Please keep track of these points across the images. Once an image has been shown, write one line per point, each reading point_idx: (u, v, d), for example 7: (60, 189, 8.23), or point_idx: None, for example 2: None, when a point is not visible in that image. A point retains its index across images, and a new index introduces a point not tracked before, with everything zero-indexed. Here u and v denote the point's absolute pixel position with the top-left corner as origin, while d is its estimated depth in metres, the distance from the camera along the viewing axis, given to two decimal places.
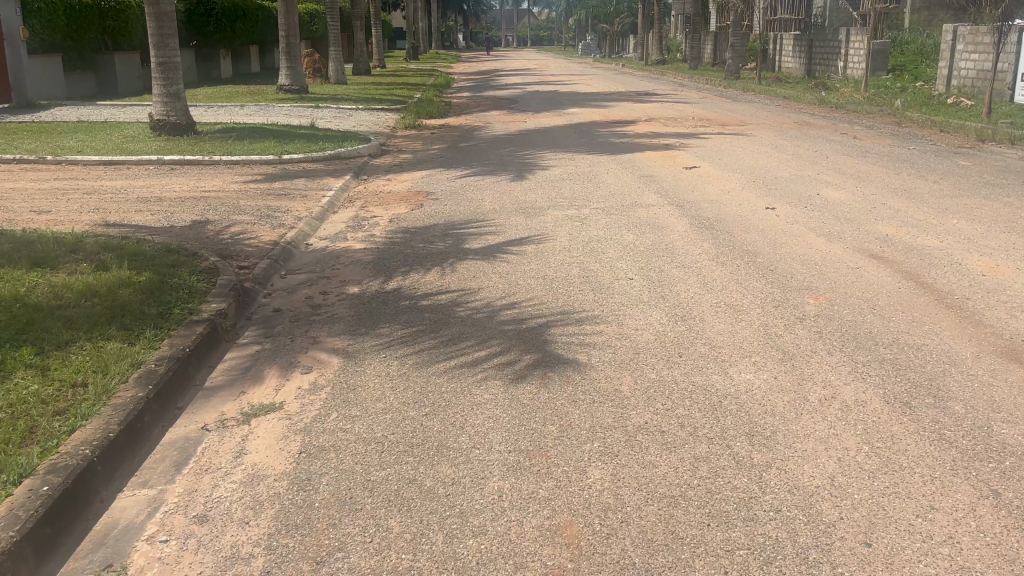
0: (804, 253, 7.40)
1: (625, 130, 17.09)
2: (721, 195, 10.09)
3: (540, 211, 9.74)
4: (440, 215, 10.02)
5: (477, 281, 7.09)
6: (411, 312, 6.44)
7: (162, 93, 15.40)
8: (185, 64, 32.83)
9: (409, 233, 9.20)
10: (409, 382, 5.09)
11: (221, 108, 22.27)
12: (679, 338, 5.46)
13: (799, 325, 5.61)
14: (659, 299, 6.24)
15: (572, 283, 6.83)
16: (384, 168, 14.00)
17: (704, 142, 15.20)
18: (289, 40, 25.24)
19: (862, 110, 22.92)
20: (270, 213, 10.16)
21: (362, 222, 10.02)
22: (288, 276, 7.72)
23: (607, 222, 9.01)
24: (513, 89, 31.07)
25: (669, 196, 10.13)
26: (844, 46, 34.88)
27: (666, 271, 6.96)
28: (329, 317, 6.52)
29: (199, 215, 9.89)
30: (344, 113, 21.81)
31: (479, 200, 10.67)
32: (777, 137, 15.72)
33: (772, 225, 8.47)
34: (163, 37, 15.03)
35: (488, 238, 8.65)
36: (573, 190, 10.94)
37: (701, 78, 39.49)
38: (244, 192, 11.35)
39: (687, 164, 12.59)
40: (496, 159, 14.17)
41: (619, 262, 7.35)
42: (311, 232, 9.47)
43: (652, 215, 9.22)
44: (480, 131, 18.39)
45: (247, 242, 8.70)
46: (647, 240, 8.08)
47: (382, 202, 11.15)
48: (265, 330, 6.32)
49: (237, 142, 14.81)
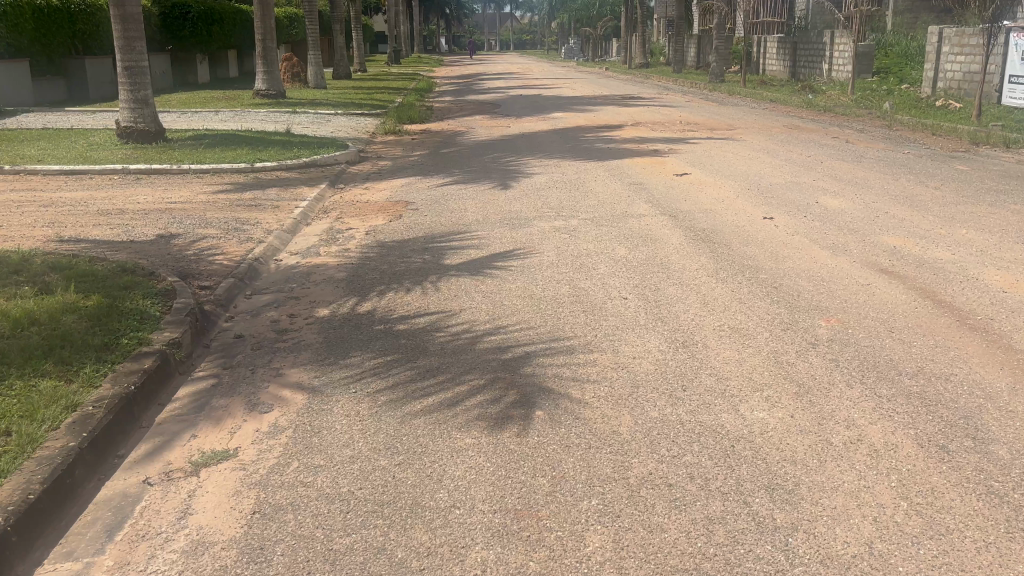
0: (808, 267, 6.89)
1: (612, 135, 16.62)
2: (716, 203, 9.61)
3: (525, 222, 9.21)
4: (420, 227, 9.46)
5: (458, 302, 6.54)
6: (386, 338, 5.89)
7: (129, 99, 14.77)
8: (160, 69, 32.13)
9: (386, 247, 8.65)
10: (382, 423, 4.54)
11: (195, 114, 21.63)
12: (682, 368, 4.92)
13: (812, 351, 5.09)
14: (656, 322, 5.72)
15: (562, 304, 6.30)
16: (362, 176, 13.45)
17: (693, 146, 14.74)
18: (265, 43, 24.62)
19: (851, 113, 22.52)
20: (238, 226, 9.58)
21: (336, 234, 9.45)
22: (253, 297, 7.15)
23: (597, 234, 8.49)
24: (496, 93, 30.56)
25: (661, 205, 9.62)
26: (829, 49, 34.58)
27: (663, 289, 6.44)
28: (295, 345, 5.96)
29: (161, 229, 9.30)
30: (322, 118, 21.22)
31: (461, 210, 10.13)
32: (768, 142, 15.25)
33: (771, 236, 7.97)
34: (129, 40, 14.40)
35: (470, 252, 8.11)
36: (560, 198, 10.43)
37: (686, 82, 39.14)
38: (212, 203, 10.76)
39: (677, 170, 12.11)
40: (478, 166, 13.65)
41: (610, 279, 6.83)
42: (281, 247, 8.89)
43: (644, 226, 8.70)
44: (462, 137, 17.84)
45: (211, 258, 8.12)
46: (640, 254, 7.55)
47: (359, 213, 10.60)
48: (224, 360, 5.75)
49: (208, 150, 14.21)
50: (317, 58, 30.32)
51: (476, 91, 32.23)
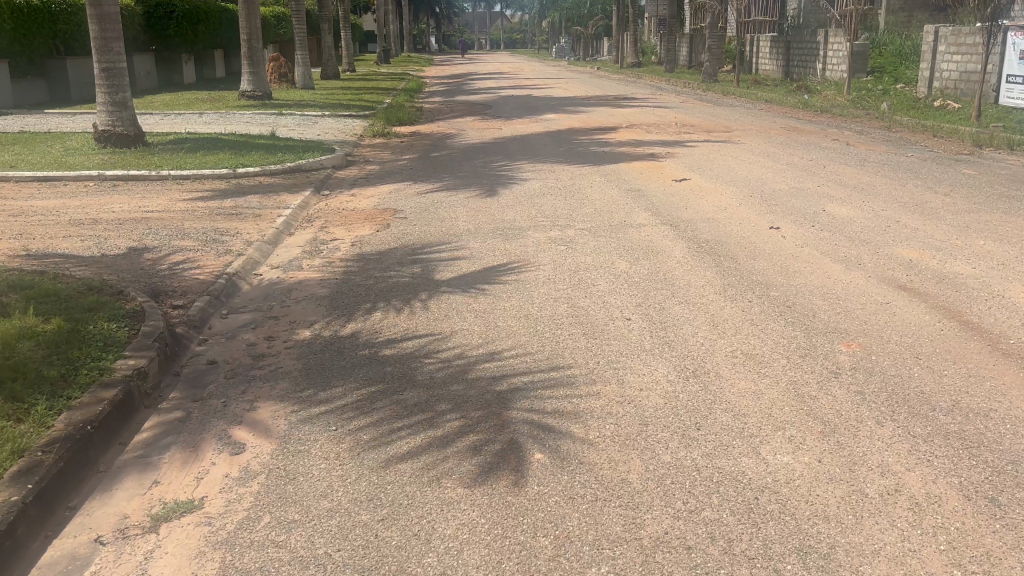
0: (821, 284, 6.48)
1: (606, 138, 16.22)
2: (718, 211, 9.20)
3: (519, 233, 8.77)
4: (408, 238, 9.01)
5: (448, 323, 6.11)
6: (371, 365, 5.44)
7: (107, 102, 14.26)
8: (145, 70, 31.58)
9: (372, 258, 8.21)
10: (365, 468, 4.10)
11: (179, 116, 21.11)
12: (694, 402, 4.49)
13: (834, 382, 4.67)
14: (663, 347, 5.29)
15: (560, 327, 5.86)
16: (349, 181, 12.99)
17: (691, 150, 14.32)
18: (251, 43, 24.12)
19: (849, 114, 22.15)
20: (216, 237, 9.11)
21: (321, 245, 8.99)
22: (229, 317, 6.69)
23: (596, 245, 8.06)
24: (487, 94, 30.09)
25: (661, 214, 9.20)
26: (823, 48, 34.24)
27: (669, 310, 6.01)
28: (272, 373, 5.50)
29: (135, 240, 8.83)
30: (309, 120, 20.72)
31: (451, 220, 9.69)
32: (767, 145, 14.85)
33: (779, 248, 7.55)
34: (107, 40, 13.88)
35: (461, 265, 7.66)
36: (555, 206, 10.00)
37: (679, 82, 38.75)
38: (191, 212, 10.28)
39: (676, 175, 11.71)
40: (469, 170, 13.21)
41: (611, 297, 6.40)
42: (261, 260, 8.44)
43: (645, 237, 8.27)
44: (452, 140, 17.41)
45: (186, 274, 7.65)
46: (642, 268, 7.12)
47: (345, 221, 10.16)
48: (195, 391, 5.29)
49: (189, 154, 13.72)
50: (305, 58, 29.79)
51: (466, 92, 31.77)
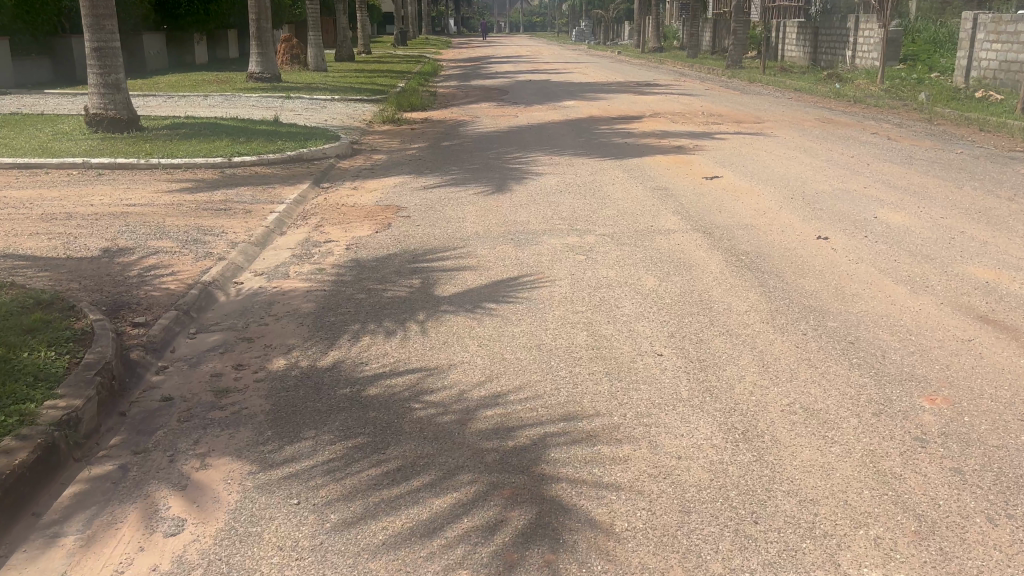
0: (886, 311, 5.53)
1: (629, 128, 15.24)
2: (756, 216, 8.24)
3: (533, 238, 7.84)
4: (409, 241, 8.09)
5: (447, 354, 5.19)
6: (352, 410, 4.53)
7: (99, 83, 13.39)
8: (154, 50, 30.72)
9: (367, 265, 7.29)
10: (327, 568, 3.20)
11: (183, 98, 20.25)
12: (749, 481, 3.57)
13: (925, 454, 3.73)
14: (704, 397, 4.36)
15: (578, 361, 4.93)
16: (353, 173, 12.10)
17: (721, 142, 13.33)
18: (260, 23, 23.18)
19: (884, 105, 20.99)
20: (198, 237, 8.23)
21: (313, 248, 8.09)
22: (196, 338, 5.79)
23: (620, 255, 7.13)
24: (504, 78, 29.07)
25: (692, 218, 8.25)
26: (853, 34, 32.93)
27: (707, 343, 5.09)
28: (234, 416, 4.60)
29: (108, 240, 7.97)
30: (317, 104, 19.82)
31: (459, 220, 8.76)
32: (802, 138, 13.80)
33: (831, 264, 6.60)
34: (98, 18, 13.05)
35: (465, 278, 6.73)
36: (574, 206, 9.07)
37: (703, 68, 37.58)
38: (177, 207, 9.41)
39: (706, 171, 10.76)
40: (481, 163, 12.27)
41: (640, 323, 5.47)
42: (245, 264, 7.54)
43: (674, 246, 7.33)
44: (466, 127, 16.47)
45: (154, 282, 6.76)
46: (674, 286, 6.20)
47: (343, 220, 9.26)
48: (139, 438, 4.38)
49: (183, 140, 12.85)
50: (318, 39, 28.84)
51: (484, 76, 30.78)
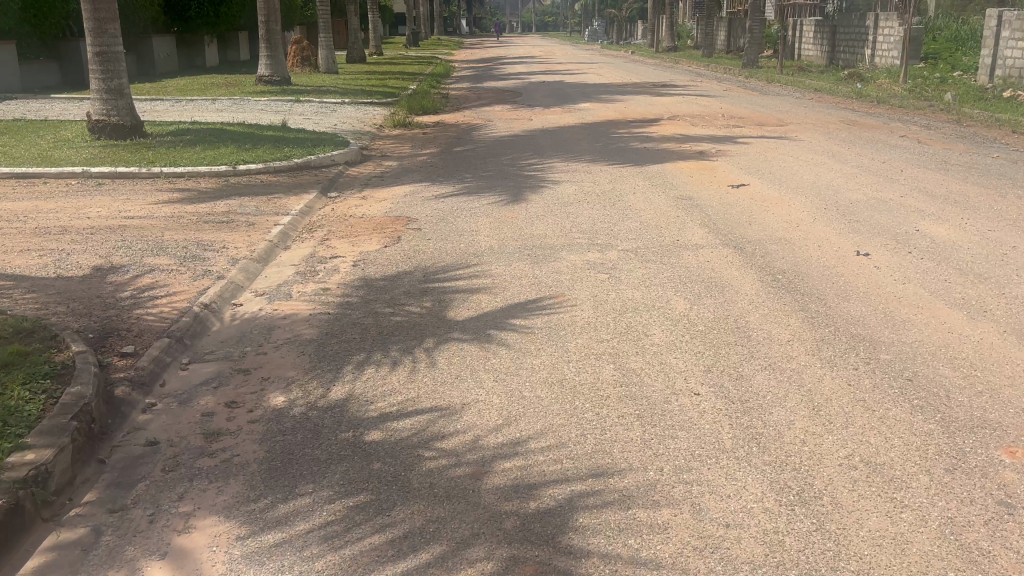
0: (944, 341, 5.01)
1: (648, 131, 14.73)
2: (790, 230, 7.74)
3: (551, 254, 7.36)
4: (419, 257, 7.61)
5: (461, 391, 4.71)
6: (354, 459, 4.06)
7: (101, 89, 12.99)
8: (164, 52, 30.41)
9: (375, 284, 6.83)
10: None
11: (190, 102, 19.89)
12: (812, 557, 3.08)
13: (1014, 524, 3.22)
14: (750, 448, 3.88)
15: (606, 401, 4.45)
16: (362, 181, 11.65)
17: (744, 147, 12.81)
18: (269, 25, 22.81)
19: (908, 105, 20.37)
20: (197, 253, 7.79)
21: (318, 264, 7.63)
22: (188, 370, 5.33)
23: (646, 274, 6.64)
24: (518, 79, 28.59)
25: (721, 231, 7.74)
26: (872, 32, 32.26)
27: (748, 380, 4.61)
28: (223, 465, 4.13)
29: (103, 256, 7.55)
30: (327, 108, 19.41)
31: (472, 234, 8.29)
32: (829, 142, 13.25)
33: (876, 285, 6.08)
34: (100, 21, 12.65)
35: (479, 300, 6.24)
36: (593, 217, 8.59)
37: (718, 68, 37.02)
38: (177, 219, 8.98)
39: (732, 179, 10.24)
40: (495, 170, 11.79)
41: (672, 355, 4.99)
42: (245, 284, 7.09)
43: (704, 263, 6.83)
44: (478, 131, 16.00)
45: (147, 305, 6.32)
46: (706, 310, 5.71)
47: (350, 232, 8.82)
48: (117, 491, 3.93)
49: (187, 147, 12.44)
50: (328, 41, 28.45)
51: (496, 77, 30.36)
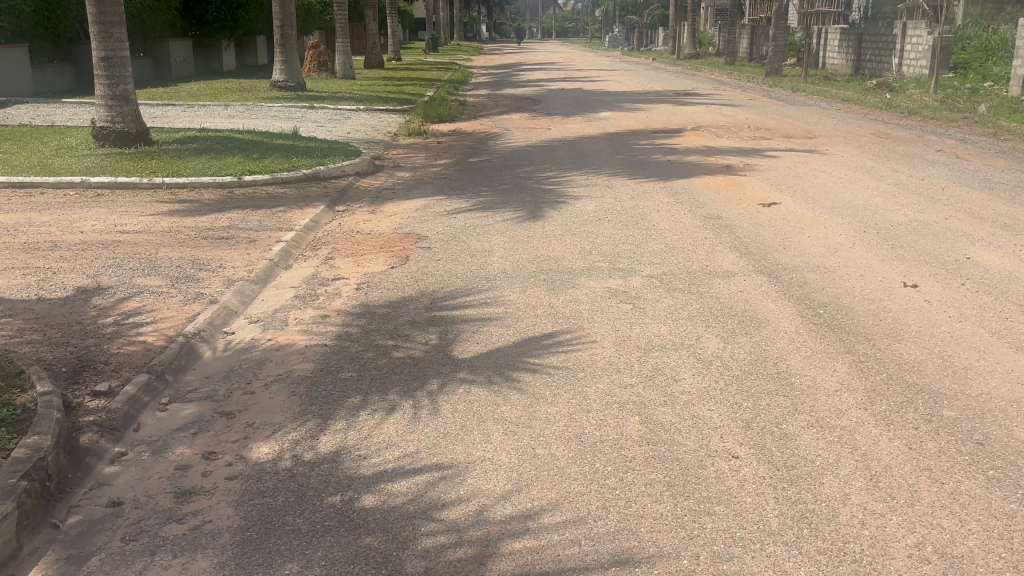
0: (1016, 394, 4.44)
1: (672, 143, 14.16)
2: (828, 256, 7.17)
3: (570, 280, 6.82)
4: (428, 280, 7.09)
5: (466, 446, 4.16)
6: (340, 531, 3.52)
7: (106, 94, 12.59)
8: (180, 56, 30.17)
9: (377, 312, 6.31)
10: None
11: (202, 108, 19.53)
12: None
13: None
14: (801, 531, 3.33)
15: (631, 464, 3.90)
16: (372, 193, 11.16)
17: (772, 161, 12.22)
18: (284, 30, 22.48)
19: (940, 117, 19.67)
20: (191, 273, 7.31)
21: (319, 287, 7.13)
22: (167, 413, 4.82)
23: (673, 305, 6.08)
24: (536, 86, 28.06)
25: (753, 256, 7.17)
26: (899, 41, 31.50)
27: (794, 440, 4.05)
28: (192, 534, 3.61)
29: (91, 275, 7.09)
30: (340, 115, 18.99)
31: (484, 255, 7.76)
32: (862, 157, 12.64)
33: (929, 323, 5.50)
34: (106, 25, 12.28)
35: (489, 333, 5.70)
36: (615, 238, 8.05)
37: (742, 76, 36.33)
38: (174, 235, 8.52)
39: (762, 196, 9.67)
40: (512, 183, 11.27)
41: (705, 405, 4.43)
42: (240, 309, 6.59)
43: (736, 293, 6.27)
44: (495, 141, 15.49)
45: (129, 333, 5.83)
46: (741, 350, 5.15)
47: (356, 250, 8.32)
48: (67, 568, 3.41)
49: (192, 156, 12.00)
50: (345, 46, 28.13)
51: (515, 84, 29.86)
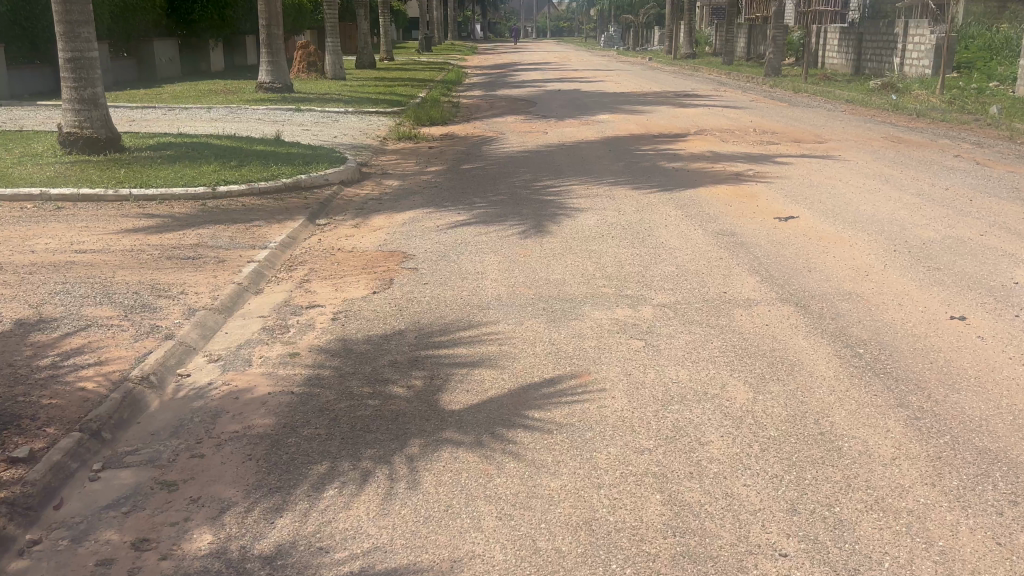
0: None
1: (676, 148, 13.43)
2: (860, 280, 6.43)
3: (573, 309, 6.08)
4: (413, 309, 6.33)
5: (450, 538, 3.40)
6: None
7: (73, 98, 11.81)
8: (166, 57, 29.31)
9: (354, 350, 5.55)
10: None
11: (184, 111, 18.77)
12: None
13: None
14: None
15: (655, 565, 3.15)
16: (357, 204, 10.41)
17: (784, 168, 11.50)
18: (271, 30, 21.72)
19: (951, 119, 18.96)
20: (149, 301, 6.55)
21: (290, 317, 6.37)
22: (97, 484, 4.06)
23: (691, 341, 5.33)
24: (533, 88, 27.30)
25: (775, 281, 6.44)
26: (902, 40, 30.80)
27: (853, 530, 3.30)
28: None
29: (35, 305, 6.33)
30: (328, 119, 18.21)
31: (476, 278, 7.00)
32: (877, 163, 11.93)
33: (988, 367, 4.75)
34: (73, 25, 11.50)
35: (481, 379, 4.92)
36: (622, 258, 7.31)
37: (742, 76, 35.66)
38: (135, 254, 7.74)
39: (777, 208, 8.97)
40: (507, 193, 10.52)
41: (740, 481, 3.68)
42: (199, 345, 5.82)
43: (761, 326, 5.54)
44: (490, 146, 14.76)
45: (65, 380, 5.06)
46: (775, 404, 4.41)
47: (336, 271, 7.57)
48: None
49: (165, 164, 11.24)
50: (335, 46, 27.36)
51: (511, 84, 29.14)
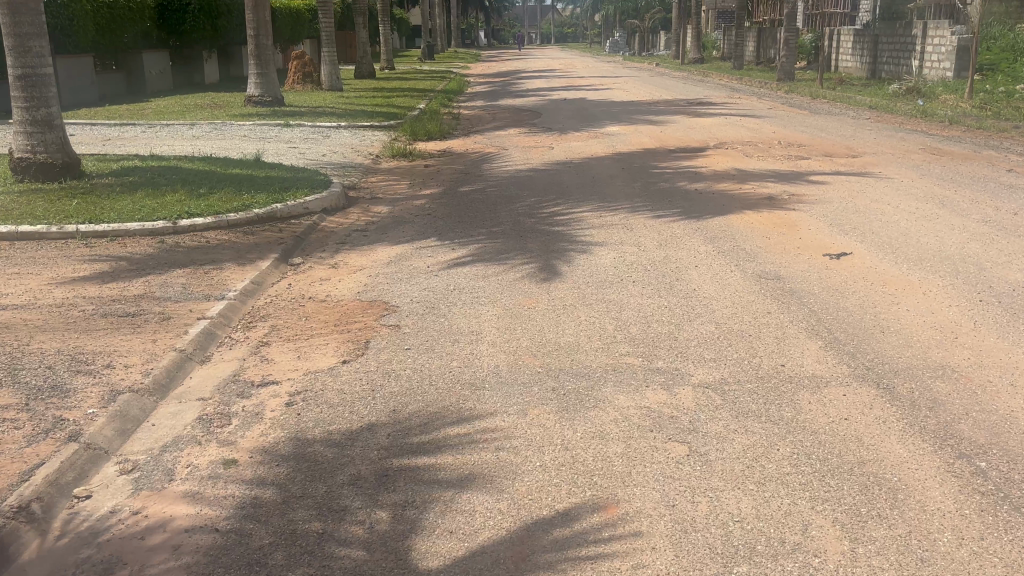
0: None
1: (698, 165, 12.15)
2: (950, 347, 5.12)
3: (593, 391, 4.78)
4: (390, 389, 5.03)
5: None
6: None
7: (24, 120, 10.56)
8: (157, 69, 28.12)
9: (307, 458, 4.25)
10: None
11: (166, 128, 17.54)
12: None
13: None
14: None
15: None
16: (339, 237, 9.13)
17: (821, 189, 10.20)
18: (260, 40, 20.47)
19: (986, 126, 17.62)
20: (66, 378, 5.25)
21: (238, 401, 5.06)
22: None
23: (752, 445, 4.03)
24: (539, 96, 26.03)
25: (844, 348, 5.14)
26: (920, 42, 29.47)
27: None
28: None
29: None
30: (319, 134, 16.95)
31: (470, 342, 5.70)
32: (925, 181, 10.64)
33: None
34: (22, 37, 10.25)
35: (470, 513, 3.61)
36: (649, 311, 6.02)
37: (754, 81, 34.42)
38: (64, 311, 6.46)
39: (824, 241, 7.68)
40: (511, 222, 9.23)
41: None
42: (113, 448, 4.52)
43: (840, 421, 4.23)
44: (493, 163, 13.48)
45: None
46: (888, 569, 3.09)
47: (303, 329, 6.28)
48: None
49: (125, 193, 9.97)
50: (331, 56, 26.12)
51: (515, 93, 27.93)
